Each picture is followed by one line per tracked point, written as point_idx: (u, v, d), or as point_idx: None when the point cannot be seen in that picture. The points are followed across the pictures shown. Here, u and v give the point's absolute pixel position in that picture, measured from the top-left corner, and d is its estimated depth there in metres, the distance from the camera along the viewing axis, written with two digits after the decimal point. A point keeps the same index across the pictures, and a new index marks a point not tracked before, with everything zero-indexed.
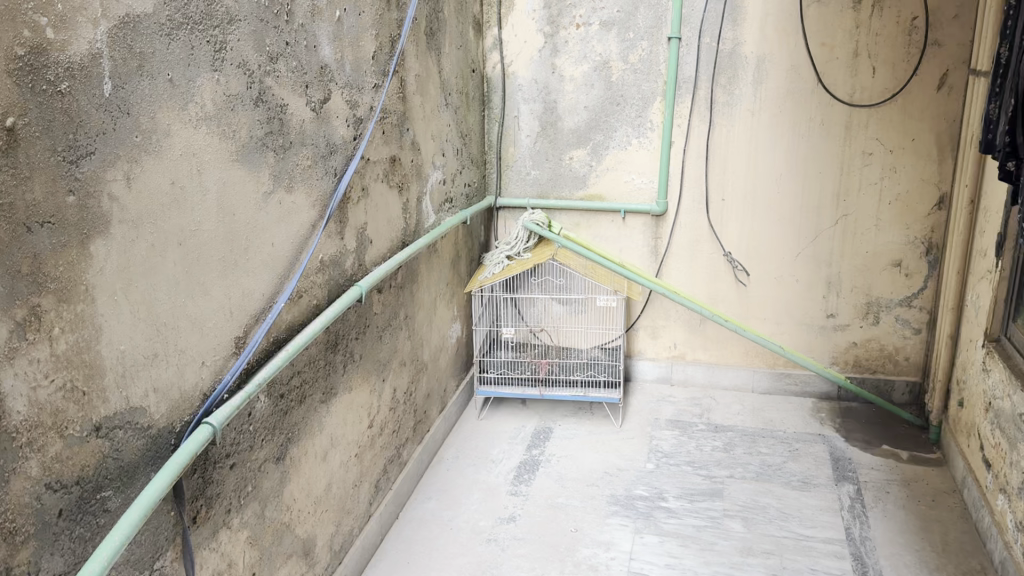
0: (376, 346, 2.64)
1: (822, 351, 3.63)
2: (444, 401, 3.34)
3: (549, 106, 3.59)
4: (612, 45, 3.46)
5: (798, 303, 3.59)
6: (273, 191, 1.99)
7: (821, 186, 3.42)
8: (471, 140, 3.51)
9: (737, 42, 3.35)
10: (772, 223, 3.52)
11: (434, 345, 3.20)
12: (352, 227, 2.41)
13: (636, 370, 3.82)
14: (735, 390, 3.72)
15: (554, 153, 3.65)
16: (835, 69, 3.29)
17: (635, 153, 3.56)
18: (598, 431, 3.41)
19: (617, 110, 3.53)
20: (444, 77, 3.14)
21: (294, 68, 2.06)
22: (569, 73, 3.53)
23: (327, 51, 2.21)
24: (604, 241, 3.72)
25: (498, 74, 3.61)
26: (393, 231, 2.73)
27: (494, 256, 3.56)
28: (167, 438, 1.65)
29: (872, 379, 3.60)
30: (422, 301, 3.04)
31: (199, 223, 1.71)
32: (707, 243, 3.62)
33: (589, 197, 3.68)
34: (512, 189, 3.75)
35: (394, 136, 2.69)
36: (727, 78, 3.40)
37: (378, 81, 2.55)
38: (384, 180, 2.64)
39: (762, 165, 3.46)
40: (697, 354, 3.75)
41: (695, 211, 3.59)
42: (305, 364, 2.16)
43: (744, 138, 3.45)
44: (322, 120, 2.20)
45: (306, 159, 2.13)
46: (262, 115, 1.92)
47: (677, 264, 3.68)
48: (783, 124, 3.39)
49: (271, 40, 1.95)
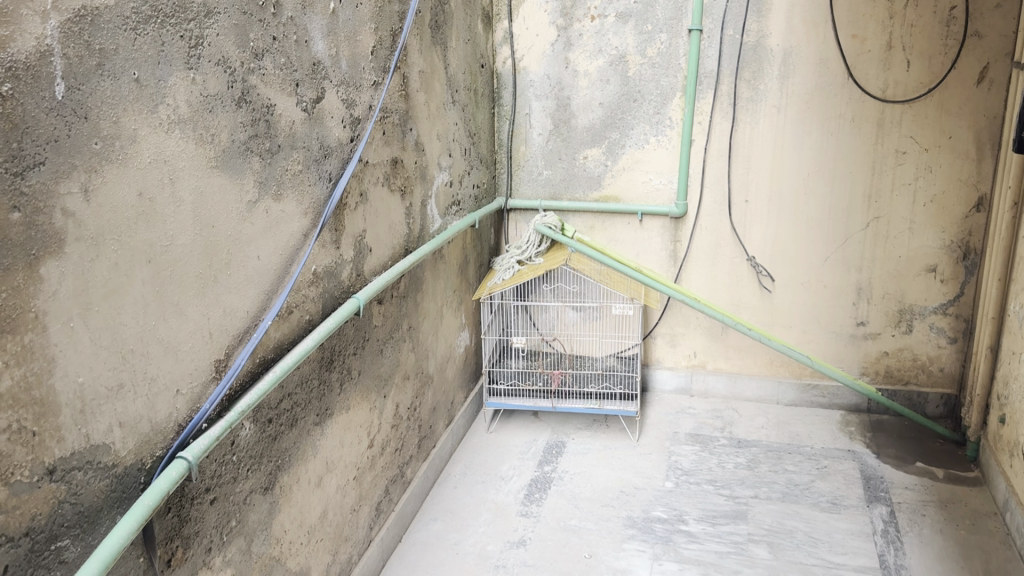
0: (378, 361, 2.47)
1: (851, 361, 3.44)
2: (451, 413, 3.18)
3: (562, 103, 3.42)
4: (628, 38, 3.27)
5: (826, 311, 3.40)
6: (259, 200, 1.82)
7: (851, 186, 3.23)
8: (480, 139, 3.34)
9: (762, 34, 3.16)
10: (798, 226, 3.33)
11: (441, 355, 3.04)
12: (349, 235, 2.25)
13: (653, 380, 3.64)
14: (759, 401, 3.53)
15: (567, 152, 3.47)
16: (867, 62, 3.09)
17: (654, 152, 3.38)
18: (614, 445, 3.23)
19: (634, 107, 3.34)
20: (451, 73, 2.97)
21: (283, 64, 1.89)
22: (584, 68, 3.35)
23: (320, 46, 2.05)
24: (620, 244, 3.54)
25: (509, 69, 3.44)
26: (395, 238, 2.56)
27: (505, 261, 3.39)
28: (135, 476, 1.49)
29: (904, 390, 3.41)
30: (427, 311, 2.87)
31: (172, 238, 1.55)
32: (729, 247, 3.43)
33: (604, 199, 3.50)
34: (524, 190, 3.58)
35: (396, 137, 2.52)
36: (751, 73, 3.21)
37: (378, 78, 2.38)
38: (385, 184, 2.47)
39: (789, 164, 3.27)
40: (718, 363, 3.56)
41: (717, 213, 3.41)
42: (296, 385, 2.00)
43: (769, 136, 3.26)
44: (315, 121, 2.04)
45: (297, 163, 1.96)
46: (247, 118, 1.76)
47: (697, 269, 3.50)
48: (811, 121, 3.20)
49: (256, 34, 1.79)
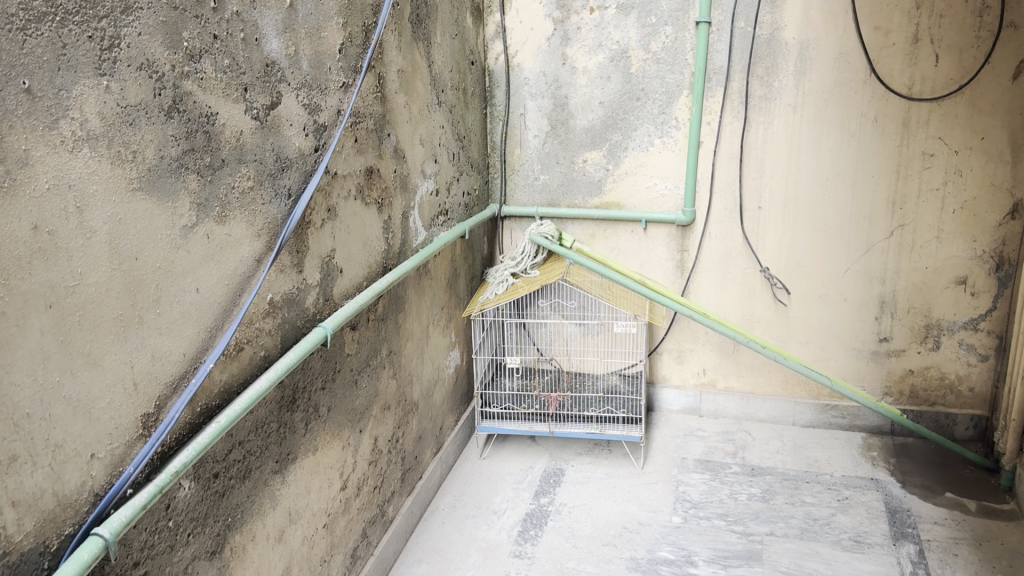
0: (352, 394, 2.23)
1: (873, 380, 3.19)
2: (440, 440, 2.93)
3: (560, 102, 3.16)
4: (631, 31, 3.01)
5: (846, 326, 3.15)
6: (197, 225, 1.58)
7: (873, 192, 2.97)
8: (471, 142, 3.09)
9: (776, 27, 2.89)
10: (817, 235, 3.07)
11: (428, 379, 2.79)
12: (314, 257, 2.00)
13: (659, 400, 3.39)
14: (774, 423, 3.28)
15: (565, 155, 3.22)
16: (891, 57, 2.83)
17: (658, 154, 3.12)
18: (617, 474, 2.98)
19: (637, 106, 3.08)
20: (436, 71, 2.72)
21: (227, 67, 1.65)
22: (582, 64, 3.09)
23: (274, 45, 1.80)
24: (622, 254, 3.28)
25: (501, 66, 3.18)
26: (371, 255, 2.31)
27: (499, 273, 3.16)
28: (37, 561, 1.25)
29: (930, 411, 3.15)
30: (411, 332, 2.63)
31: (81, 277, 1.30)
32: (741, 257, 3.17)
33: (605, 205, 3.24)
34: (519, 196, 3.32)
35: (371, 144, 2.28)
36: (764, 69, 2.95)
37: (348, 79, 2.13)
38: (359, 197, 2.23)
39: (805, 168, 3.01)
40: (729, 381, 3.31)
41: (728, 220, 3.15)
42: (249, 432, 1.76)
43: (784, 137, 3.00)
44: (268, 130, 1.79)
45: (246, 180, 1.72)
46: (180, 130, 1.52)
47: (706, 281, 3.24)
48: (830, 121, 2.94)
49: (192, 33, 1.54)
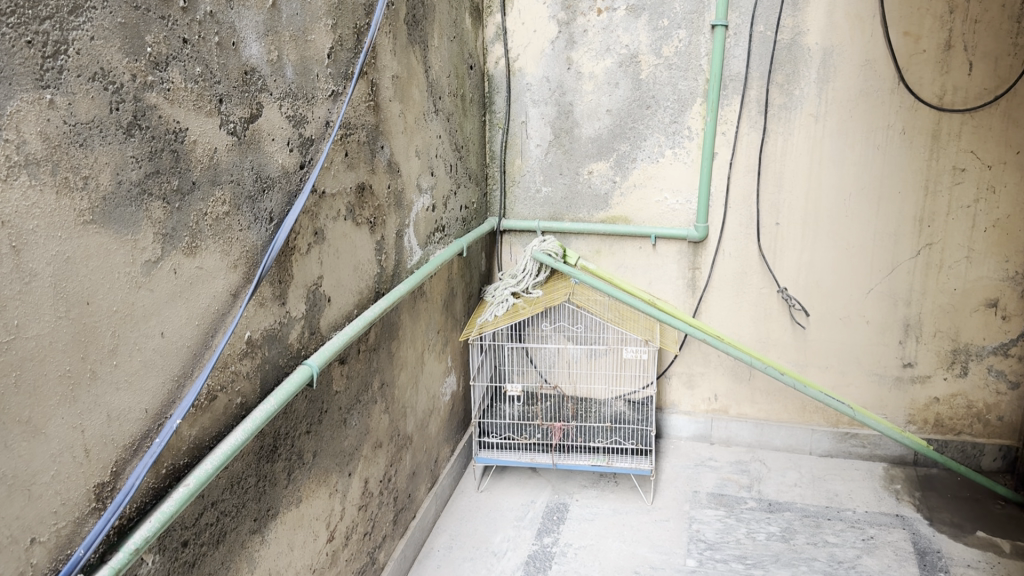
0: (340, 435, 2.02)
1: (896, 408, 3.00)
2: (435, 475, 2.72)
3: (564, 110, 2.95)
4: (641, 35, 2.80)
5: (868, 350, 2.96)
6: (162, 260, 1.37)
7: (899, 209, 2.78)
8: (469, 152, 2.88)
9: (798, 31, 2.69)
10: (838, 254, 2.87)
11: (423, 410, 2.58)
12: (299, 287, 1.79)
13: (667, 426, 3.19)
14: (789, 452, 3.09)
15: (569, 166, 3.01)
16: (921, 64, 2.63)
17: (669, 166, 2.91)
18: (624, 510, 2.78)
19: (647, 115, 2.88)
20: (433, 76, 2.51)
21: (199, 75, 1.43)
22: (588, 69, 2.89)
23: (254, 50, 1.58)
24: (629, 271, 3.08)
25: (502, 71, 2.98)
26: (362, 280, 2.10)
27: (498, 293, 2.95)
28: None
29: (956, 441, 2.97)
30: (405, 361, 2.42)
31: (18, 329, 1.09)
32: (756, 276, 2.97)
33: (612, 220, 3.04)
34: (519, 209, 3.12)
35: (363, 159, 2.06)
36: (785, 76, 2.74)
37: (338, 87, 1.92)
38: (349, 217, 2.01)
39: (827, 182, 2.81)
40: (742, 408, 3.11)
41: (743, 237, 2.94)
42: (222, 492, 1.55)
43: (804, 149, 2.80)
44: (247, 147, 1.58)
45: (220, 204, 1.50)
46: (142, 150, 1.30)
47: (718, 301, 3.04)
48: (854, 132, 2.74)
49: (156, 36, 1.32)
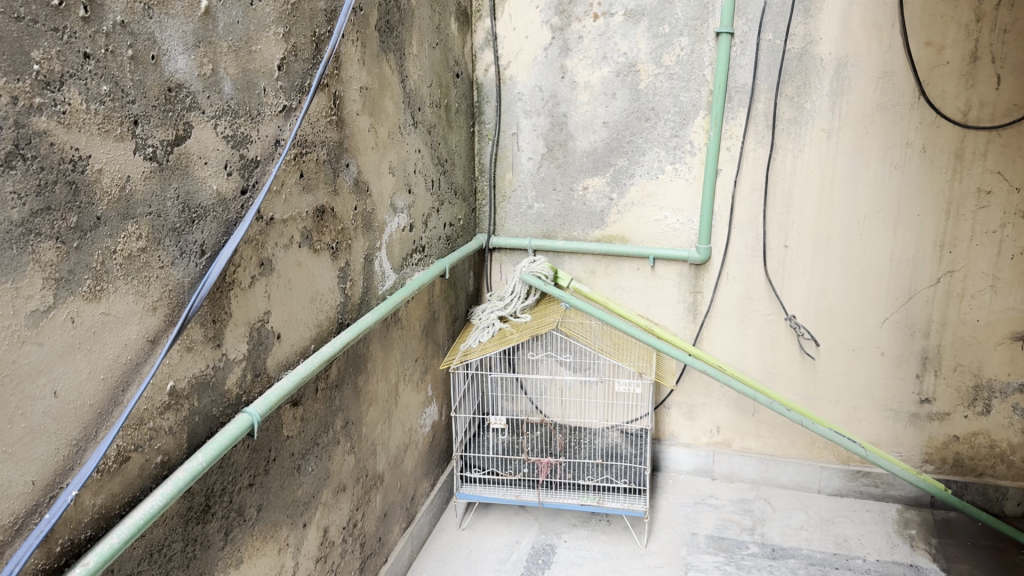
0: (291, 484, 1.83)
1: (912, 445, 2.78)
2: (412, 513, 2.54)
3: (557, 121, 2.76)
4: (640, 42, 2.60)
5: (882, 384, 2.74)
6: (53, 309, 1.18)
7: (918, 233, 2.56)
8: (454, 165, 2.68)
9: (810, 39, 2.48)
10: (851, 280, 2.66)
11: (397, 445, 2.39)
12: (239, 325, 1.61)
13: (665, 459, 2.99)
14: (797, 490, 2.88)
15: (563, 181, 2.81)
16: (944, 77, 2.42)
17: (670, 183, 2.71)
18: (616, 554, 2.58)
19: (646, 128, 2.67)
20: (411, 86, 2.31)
21: (107, 95, 1.25)
22: (583, 78, 2.69)
23: (181, 64, 1.40)
24: (626, 293, 2.87)
25: (491, 79, 2.78)
26: (321, 312, 1.92)
27: (484, 316, 2.76)
28: None
29: (977, 483, 2.74)
30: (375, 395, 2.23)
31: None
32: (763, 302, 2.76)
33: (608, 239, 2.83)
34: (510, 226, 2.92)
35: (323, 179, 1.87)
36: (795, 87, 2.53)
37: (290, 101, 1.73)
38: (305, 244, 1.82)
39: (840, 203, 2.60)
40: (746, 442, 2.90)
41: (749, 260, 2.73)
42: (138, 564, 1.37)
43: (816, 167, 2.59)
44: (170, 173, 1.39)
45: (134, 240, 1.32)
46: (26, 184, 1.11)
47: (722, 328, 2.83)
48: (870, 150, 2.53)
49: (48, 50, 1.14)
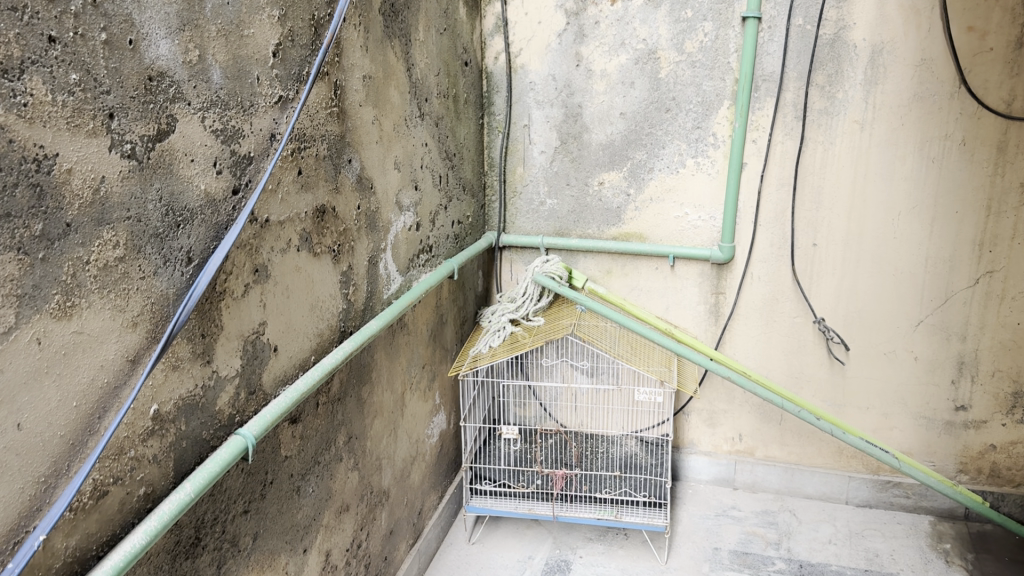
0: (290, 507, 1.69)
1: (946, 455, 2.64)
2: (419, 528, 2.39)
3: (572, 113, 2.60)
4: (661, 27, 2.44)
5: (915, 390, 2.60)
6: (15, 331, 1.03)
7: (956, 231, 2.41)
8: (462, 159, 2.53)
9: (843, 24, 2.32)
10: (884, 281, 2.51)
11: (404, 458, 2.25)
12: (231, 339, 1.46)
13: (684, 468, 2.84)
14: (824, 501, 2.74)
15: (577, 176, 2.66)
16: (987, 64, 2.26)
17: (691, 177, 2.55)
18: (634, 570, 2.44)
19: (666, 119, 2.52)
20: (418, 75, 2.16)
21: (78, 84, 1.10)
22: (600, 66, 2.53)
23: (163, 50, 1.25)
24: (644, 294, 2.72)
25: (502, 68, 2.63)
26: (322, 320, 1.77)
27: (494, 319, 2.61)
28: None
29: (1016, 495, 2.60)
30: (380, 406, 2.08)
31: None
32: (790, 303, 2.61)
33: (625, 236, 2.68)
34: (521, 223, 2.77)
35: (323, 176, 1.72)
36: (826, 76, 2.37)
37: (287, 91, 1.57)
38: (304, 247, 1.67)
39: (872, 199, 2.44)
40: (770, 450, 2.76)
41: (775, 259, 2.58)
42: None
43: (847, 161, 2.43)
44: (151, 172, 1.24)
45: (110, 248, 1.17)
46: None
47: (745, 331, 2.68)
48: (905, 142, 2.37)
49: (5, 32, 0.98)
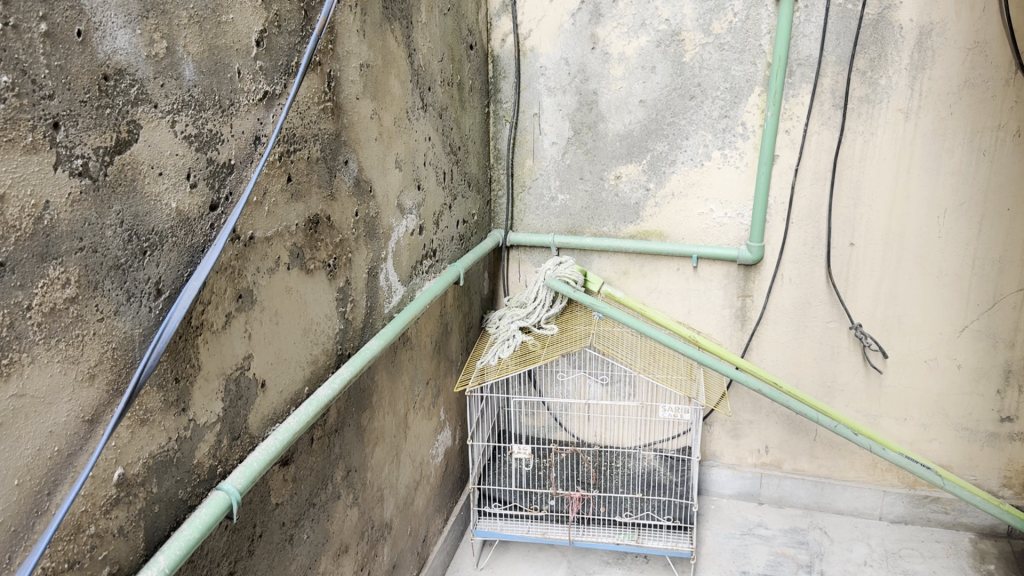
0: (282, 559, 1.49)
1: (988, 468, 2.45)
2: (424, 555, 2.20)
3: (586, 100, 2.38)
4: (685, 6, 2.22)
5: (957, 400, 2.41)
6: None
7: (1008, 229, 2.19)
8: (468, 152, 2.31)
9: (888, 3, 2.10)
10: (926, 284, 2.31)
11: (407, 484, 2.04)
12: (211, 379, 1.25)
13: (706, 481, 2.66)
14: (856, 517, 2.56)
15: (592, 169, 2.44)
16: None
17: (717, 171, 2.34)
18: None
19: (691, 107, 2.30)
20: (421, 62, 1.93)
21: (9, 87, 0.87)
22: (617, 50, 2.30)
23: (121, 42, 1.02)
24: (664, 297, 2.52)
25: (509, 51, 2.40)
26: (319, 345, 1.56)
27: (503, 328, 2.41)
28: None
29: None
30: (382, 431, 1.88)
31: None
32: (824, 306, 2.41)
33: (643, 235, 2.47)
34: (530, 220, 2.56)
35: (317, 182, 1.50)
36: (869, 60, 2.15)
37: (273, 86, 1.35)
38: (296, 264, 1.46)
39: (916, 195, 2.23)
40: (799, 462, 2.57)
41: (807, 259, 2.37)
42: None
43: (890, 154, 2.22)
44: (109, 192, 1.03)
45: (59, 288, 0.96)
46: None
47: (773, 336, 2.49)
48: (954, 133, 2.15)
49: None
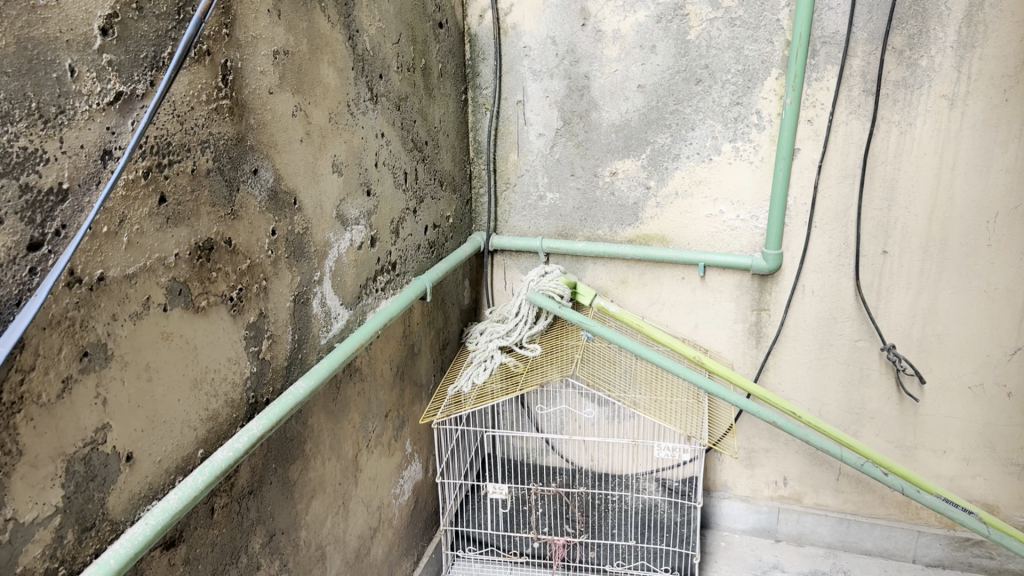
0: None
1: None
2: None
3: (577, 85, 2.06)
4: None
5: (1006, 431, 2.08)
6: None
7: None
8: (438, 147, 2.02)
9: None
10: (973, 298, 1.97)
11: (360, 533, 1.77)
12: (42, 464, 0.98)
13: (716, 514, 2.37)
14: (886, 559, 2.24)
15: (584, 164, 2.13)
16: None
17: (727, 167, 2.02)
18: None
19: (696, 93, 1.97)
20: (368, 45, 1.64)
21: None
22: (611, 26, 1.99)
23: None
24: (667, 309, 2.22)
25: (489, 29, 2.09)
26: (219, 397, 1.29)
27: (481, 349, 2.13)
28: None
29: None
30: (321, 480, 1.61)
31: None
32: (852, 323, 2.09)
33: (643, 239, 2.17)
34: (516, 221, 2.26)
35: (209, 200, 1.22)
36: (907, 37, 1.81)
37: (129, 85, 1.06)
38: (179, 303, 1.18)
39: (962, 196, 1.89)
40: (821, 497, 2.26)
41: (833, 269, 2.05)
42: None
43: (931, 148, 1.88)
44: None
45: None
46: None
47: (793, 356, 2.17)
48: (1009, 123, 1.81)
49: None
